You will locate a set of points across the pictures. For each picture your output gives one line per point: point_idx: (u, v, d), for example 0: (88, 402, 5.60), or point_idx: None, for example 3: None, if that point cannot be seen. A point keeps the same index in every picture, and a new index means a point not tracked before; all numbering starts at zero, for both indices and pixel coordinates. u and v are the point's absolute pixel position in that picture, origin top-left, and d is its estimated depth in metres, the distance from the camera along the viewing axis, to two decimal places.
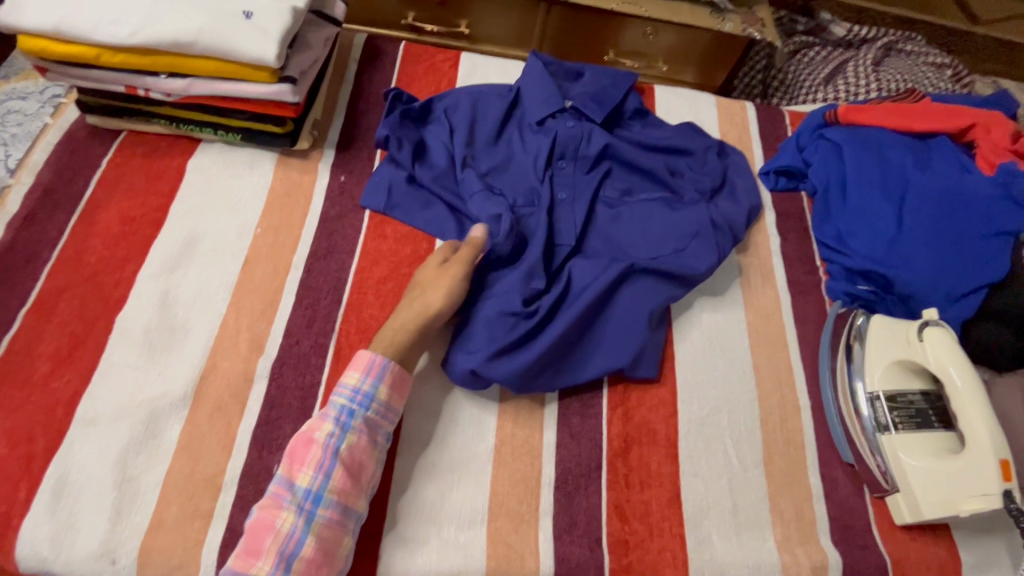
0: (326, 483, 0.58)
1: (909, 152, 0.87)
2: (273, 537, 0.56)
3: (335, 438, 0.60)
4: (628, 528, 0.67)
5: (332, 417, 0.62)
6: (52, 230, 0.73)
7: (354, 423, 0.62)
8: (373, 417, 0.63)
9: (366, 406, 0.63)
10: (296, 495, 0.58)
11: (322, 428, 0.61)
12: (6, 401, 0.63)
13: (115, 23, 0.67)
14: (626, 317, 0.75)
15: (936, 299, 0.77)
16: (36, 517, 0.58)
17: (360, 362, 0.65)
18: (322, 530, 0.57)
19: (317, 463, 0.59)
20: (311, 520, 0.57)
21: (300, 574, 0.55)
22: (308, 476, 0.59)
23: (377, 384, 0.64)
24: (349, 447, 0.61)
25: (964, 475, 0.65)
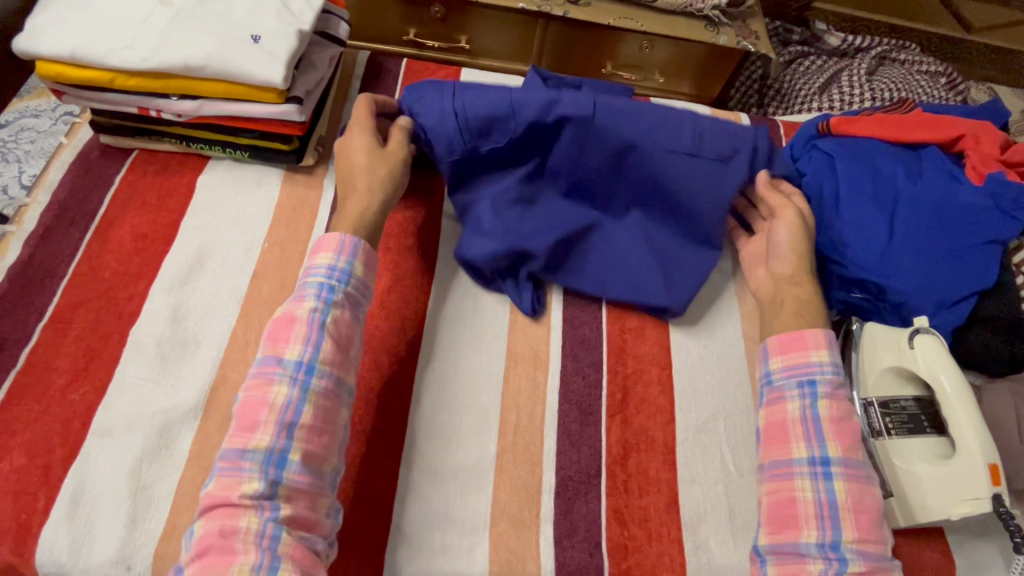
0: (316, 354, 0.61)
1: (900, 162, 0.89)
2: (269, 410, 0.59)
3: (318, 313, 0.64)
4: (627, 533, 0.69)
5: (311, 295, 0.65)
6: (68, 247, 0.76)
7: (335, 297, 0.65)
8: (352, 292, 0.67)
9: (344, 281, 0.67)
10: (287, 368, 0.61)
11: (303, 306, 0.64)
12: (25, 413, 0.65)
13: (128, 50, 0.70)
14: (627, 258, 0.82)
15: (928, 306, 0.79)
16: (54, 525, 0.60)
17: (330, 244, 0.68)
18: (319, 399, 0.60)
19: (304, 337, 0.62)
20: (307, 389, 0.60)
21: (303, 439, 0.58)
22: (297, 349, 0.61)
23: (351, 262, 0.68)
24: (334, 320, 0.64)
25: (957, 479, 0.67)
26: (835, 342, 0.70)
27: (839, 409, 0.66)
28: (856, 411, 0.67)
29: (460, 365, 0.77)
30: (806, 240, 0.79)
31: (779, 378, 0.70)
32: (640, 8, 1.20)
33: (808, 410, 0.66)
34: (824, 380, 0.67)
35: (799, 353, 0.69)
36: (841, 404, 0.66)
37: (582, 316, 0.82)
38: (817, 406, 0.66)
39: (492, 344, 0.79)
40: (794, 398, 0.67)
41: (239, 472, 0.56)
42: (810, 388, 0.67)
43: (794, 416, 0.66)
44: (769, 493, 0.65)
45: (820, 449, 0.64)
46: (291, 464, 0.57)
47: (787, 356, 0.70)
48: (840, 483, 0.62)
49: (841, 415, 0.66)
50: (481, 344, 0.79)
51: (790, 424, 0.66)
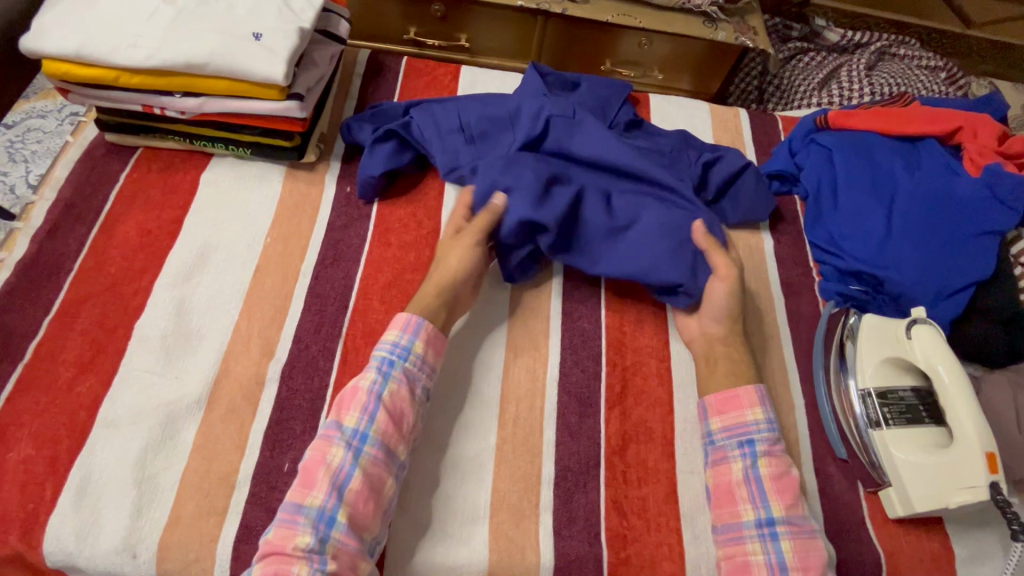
0: (370, 424, 0.64)
1: (898, 155, 0.89)
2: (325, 470, 0.61)
3: (378, 385, 0.66)
4: (626, 523, 0.69)
5: (374, 368, 0.68)
6: (74, 243, 0.77)
7: (394, 372, 0.67)
8: (412, 369, 0.68)
9: (405, 358, 0.68)
10: (345, 433, 0.63)
11: (366, 377, 0.67)
12: (32, 405, 0.66)
13: (133, 47, 0.71)
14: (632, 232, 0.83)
15: (925, 298, 0.79)
16: (62, 514, 0.61)
17: (398, 321, 0.71)
18: (369, 466, 0.62)
19: (363, 407, 0.65)
20: (359, 456, 0.62)
21: (351, 503, 0.60)
22: (356, 418, 0.64)
23: (414, 340, 0.70)
24: (391, 394, 0.66)
25: (954, 467, 0.67)
26: (766, 397, 0.73)
27: (777, 466, 0.68)
28: (793, 467, 0.69)
29: (461, 358, 0.77)
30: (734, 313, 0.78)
31: (721, 438, 0.72)
32: (639, 5, 1.20)
33: (749, 471, 0.68)
34: (762, 439, 0.70)
35: (735, 412, 0.71)
36: (779, 460, 0.69)
37: (580, 309, 0.82)
38: (757, 465, 0.68)
39: (491, 337, 0.79)
40: (736, 458, 0.69)
41: (294, 525, 0.59)
42: (750, 447, 0.69)
43: (738, 478, 0.68)
44: (724, 558, 0.65)
45: (765, 510, 0.66)
46: (340, 524, 0.59)
47: (726, 415, 0.72)
48: (785, 543, 0.64)
49: (780, 472, 0.68)
50: (481, 337, 0.79)
51: (736, 486, 0.68)
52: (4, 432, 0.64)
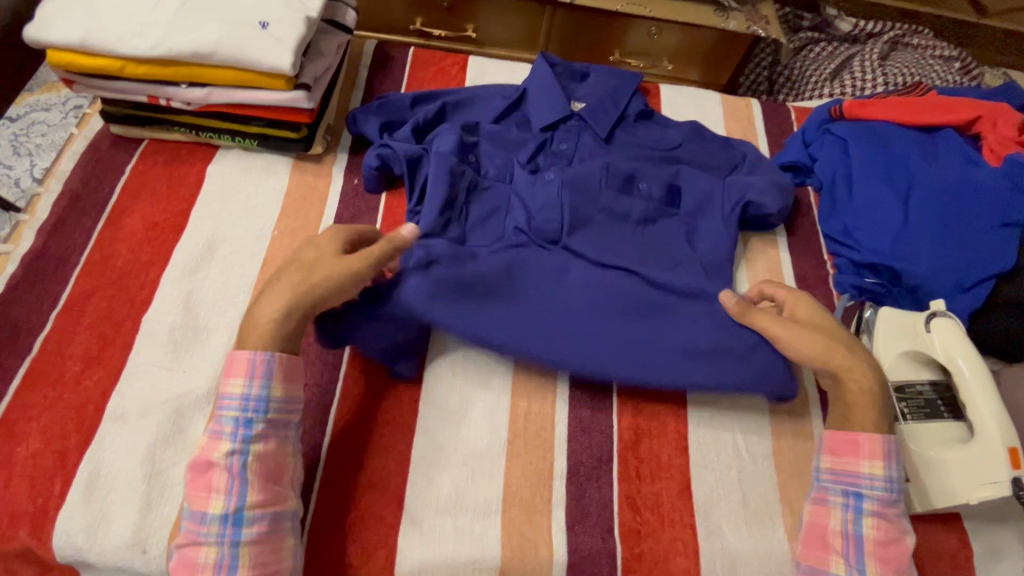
0: (242, 502, 0.58)
1: (915, 145, 0.87)
2: (201, 572, 0.56)
3: (238, 456, 0.59)
4: (639, 519, 0.68)
5: (226, 436, 0.60)
6: (80, 236, 0.76)
7: (253, 433, 0.60)
8: (273, 418, 0.61)
9: (261, 411, 0.60)
10: (211, 524, 0.57)
11: (218, 451, 0.59)
12: (40, 399, 0.65)
13: (138, 37, 0.70)
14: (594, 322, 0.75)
15: (945, 289, 0.78)
16: (70, 510, 0.61)
17: (237, 369, 0.61)
18: (251, 548, 0.57)
19: (225, 488, 0.58)
20: (238, 542, 0.57)
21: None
22: (221, 502, 0.58)
23: (267, 385, 0.61)
24: (257, 457, 0.59)
25: (975, 463, 0.66)
26: (893, 452, 0.66)
27: (887, 531, 0.63)
28: (905, 533, 0.64)
29: (471, 352, 0.76)
30: (805, 343, 0.70)
31: (825, 479, 0.67)
32: None
33: (849, 525, 0.64)
34: (873, 497, 0.64)
35: (850, 459, 0.66)
36: (890, 524, 0.64)
37: None
38: (861, 523, 0.64)
39: None
40: (837, 507, 0.65)
41: None
42: (855, 501, 0.65)
43: (835, 528, 0.65)
44: None
45: (860, 572, 0.62)
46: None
47: (837, 458, 0.67)
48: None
49: (888, 538, 0.63)
50: None
51: (830, 535, 0.65)
52: (13, 427, 0.64)
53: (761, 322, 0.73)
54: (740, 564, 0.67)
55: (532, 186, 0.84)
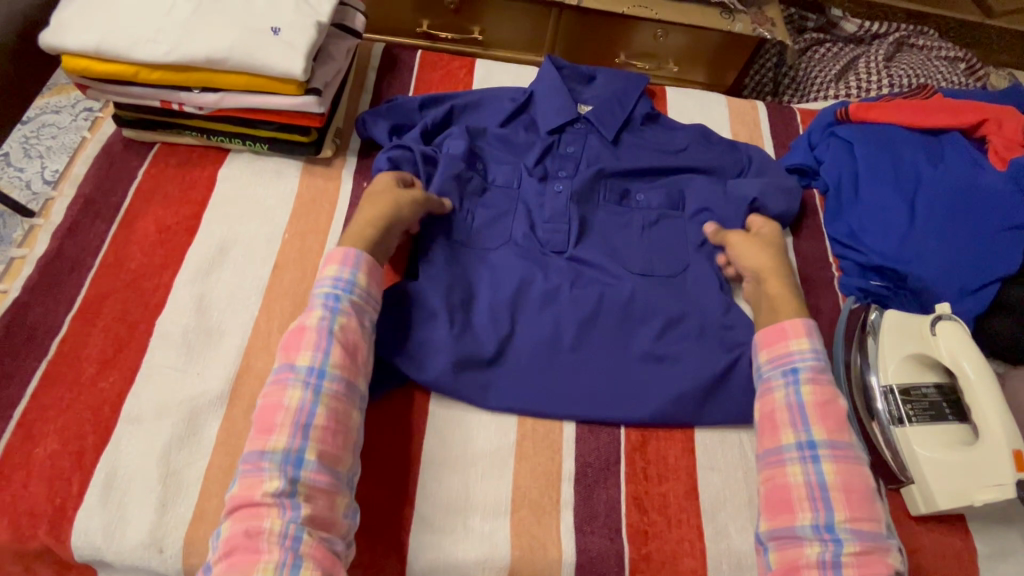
0: (327, 359, 0.63)
1: (921, 148, 0.88)
2: (284, 413, 0.61)
3: (327, 321, 0.65)
4: (647, 519, 0.69)
5: (319, 305, 0.67)
6: (94, 239, 0.77)
7: (341, 305, 0.67)
8: (358, 300, 0.68)
9: (350, 291, 0.68)
10: (300, 373, 0.63)
11: (312, 315, 0.66)
12: (57, 401, 0.67)
13: (152, 43, 0.71)
14: (595, 366, 0.75)
15: (950, 293, 0.78)
16: (89, 509, 0.62)
17: (335, 257, 0.70)
18: (331, 401, 0.62)
19: (315, 344, 0.64)
20: (319, 392, 0.62)
21: (317, 440, 0.60)
22: (309, 355, 0.64)
23: (355, 271, 0.69)
24: (342, 327, 0.66)
25: (979, 465, 0.67)
26: (814, 330, 0.71)
27: (822, 394, 0.66)
28: (840, 395, 0.67)
29: None
30: (763, 262, 0.78)
31: (768, 370, 0.71)
32: None
33: (792, 397, 0.67)
34: (807, 366, 0.68)
35: (780, 343, 0.70)
36: (825, 387, 0.67)
37: None
38: (801, 392, 0.67)
39: None
40: (779, 386, 0.68)
41: (259, 473, 0.58)
42: (793, 375, 0.68)
43: (780, 404, 0.67)
44: (765, 479, 0.65)
45: (807, 434, 0.65)
46: (308, 462, 0.58)
47: (772, 348, 0.71)
48: (828, 465, 0.63)
49: (825, 399, 0.66)
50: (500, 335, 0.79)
51: (777, 412, 0.67)
52: (31, 428, 0.65)
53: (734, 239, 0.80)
54: (747, 565, 0.68)
55: (541, 217, 0.84)
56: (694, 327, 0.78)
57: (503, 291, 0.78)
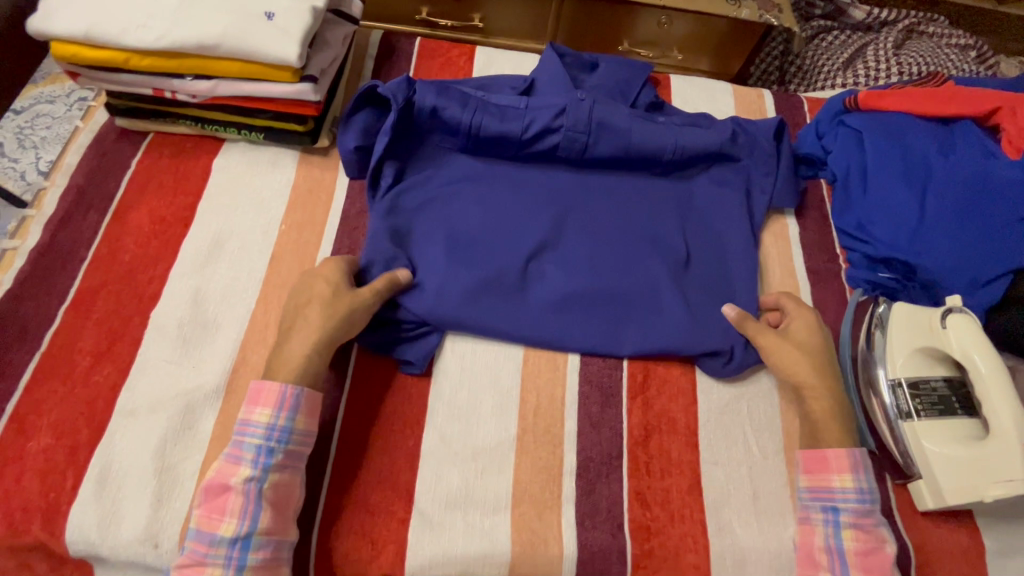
0: (253, 527, 0.58)
1: (932, 138, 0.85)
2: None
3: (254, 482, 0.59)
4: (650, 515, 0.68)
5: (247, 460, 0.60)
6: (88, 230, 0.76)
7: (273, 460, 0.61)
8: (294, 449, 0.62)
9: (284, 440, 0.62)
10: (220, 547, 0.58)
11: (237, 474, 0.60)
12: (51, 394, 0.66)
13: (142, 28, 0.69)
14: (600, 331, 0.76)
15: (961, 285, 0.77)
16: (83, 504, 0.61)
17: (268, 397, 0.63)
18: (255, 574, 0.58)
19: (241, 511, 0.58)
20: (242, 567, 0.57)
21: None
22: (232, 525, 0.58)
23: (292, 416, 0.63)
24: (273, 485, 0.60)
25: (989, 461, 0.65)
26: (860, 463, 0.67)
27: (865, 542, 0.64)
28: (885, 541, 0.65)
29: (479, 347, 0.76)
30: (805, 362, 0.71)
31: (805, 498, 0.68)
32: None
33: (832, 540, 0.65)
34: (848, 508, 0.65)
35: (822, 476, 0.67)
36: (868, 534, 0.64)
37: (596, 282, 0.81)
38: (841, 535, 0.65)
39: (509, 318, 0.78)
40: (819, 522, 0.66)
41: None
42: (833, 515, 0.65)
43: (819, 544, 0.65)
44: None
45: None
46: None
47: (812, 476, 0.68)
48: None
49: (867, 548, 0.64)
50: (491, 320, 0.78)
51: (817, 552, 0.65)
52: (24, 422, 0.64)
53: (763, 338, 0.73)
54: (750, 560, 0.67)
55: (533, 183, 0.85)
56: (695, 321, 0.76)
57: (508, 255, 0.78)
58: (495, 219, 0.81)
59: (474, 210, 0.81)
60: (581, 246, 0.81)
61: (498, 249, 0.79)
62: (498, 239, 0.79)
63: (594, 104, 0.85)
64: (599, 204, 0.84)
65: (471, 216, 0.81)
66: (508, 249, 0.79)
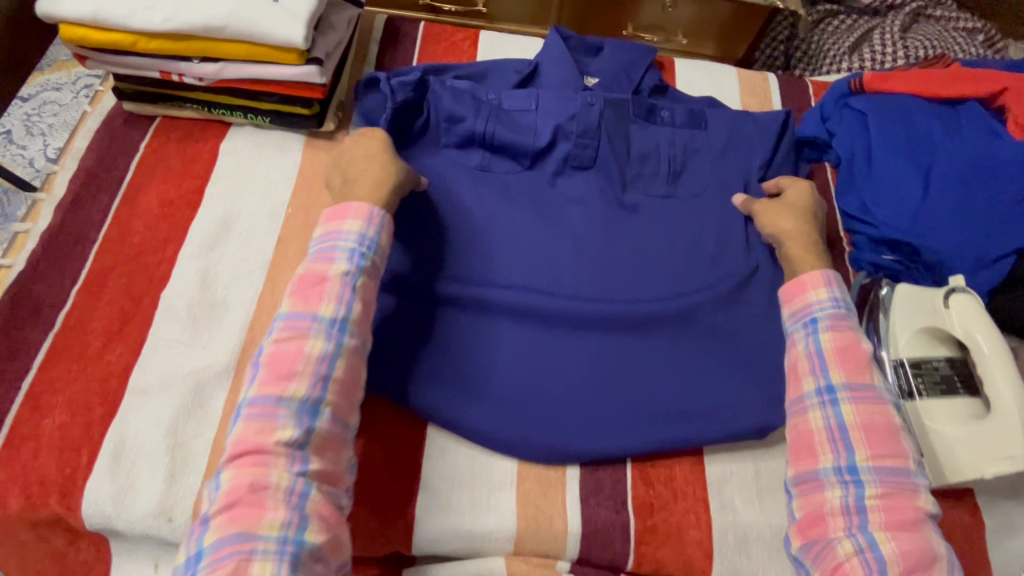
0: (349, 314, 0.62)
1: (937, 118, 0.85)
2: (304, 362, 0.59)
3: (351, 276, 0.63)
4: (653, 492, 0.69)
5: (341, 257, 0.64)
6: (97, 212, 0.77)
7: (365, 261, 0.65)
8: (379, 258, 0.67)
9: (373, 247, 0.66)
10: (320, 324, 0.61)
11: (335, 267, 0.64)
12: (65, 372, 0.67)
13: (150, 10, 0.70)
14: (590, 386, 0.71)
15: (965, 266, 0.77)
16: (97, 479, 0.62)
17: (359, 209, 0.67)
18: (348, 357, 0.61)
19: (337, 298, 0.62)
20: (340, 347, 0.61)
21: (334, 393, 0.60)
22: (331, 308, 0.61)
23: (377, 231, 0.67)
24: (364, 284, 0.64)
25: (990, 437, 0.66)
26: (835, 280, 0.69)
27: (843, 339, 0.65)
28: (862, 339, 0.66)
29: None
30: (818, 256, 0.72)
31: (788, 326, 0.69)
32: None
33: (812, 345, 0.65)
34: (825, 315, 0.66)
35: (800, 297, 0.68)
36: (845, 333, 0.65)
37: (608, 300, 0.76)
38: (820, 339, 0.65)
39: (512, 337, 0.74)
40: (800, 337, 0.67)
41: (272, 419, 0.57)
42: (813, 326, 0.66)
43: (801, 354, 0.66)
44: (789, 428, 0.65)
45: (826, 379, 0.63)
46: (323, 415, 0.58)
47: (792, 304, 0.69)
48: (847, 407, 0.62)
49: (846, 344, 0.65)
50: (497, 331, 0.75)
51: (798, 362, 0.66)
52: (39, 400, 0.65)
53: (762, 207, 0.77)
54: (752, 537, 0.68)
55: (543, 196, 0.81)
56: None
57: (511, 268, 0.76)
58: (489, 250, 0.77)
59: (480, 223, 0.78)
60: (592, 265, 0.77)
61: (505, 266, 0.76)
62: (504, 254, 0.77)
63: (605, 109, 0.83)
64: (609, 216, 0.80)
65: (464, 240, 0.77)
66: (517, 267, 0.76)
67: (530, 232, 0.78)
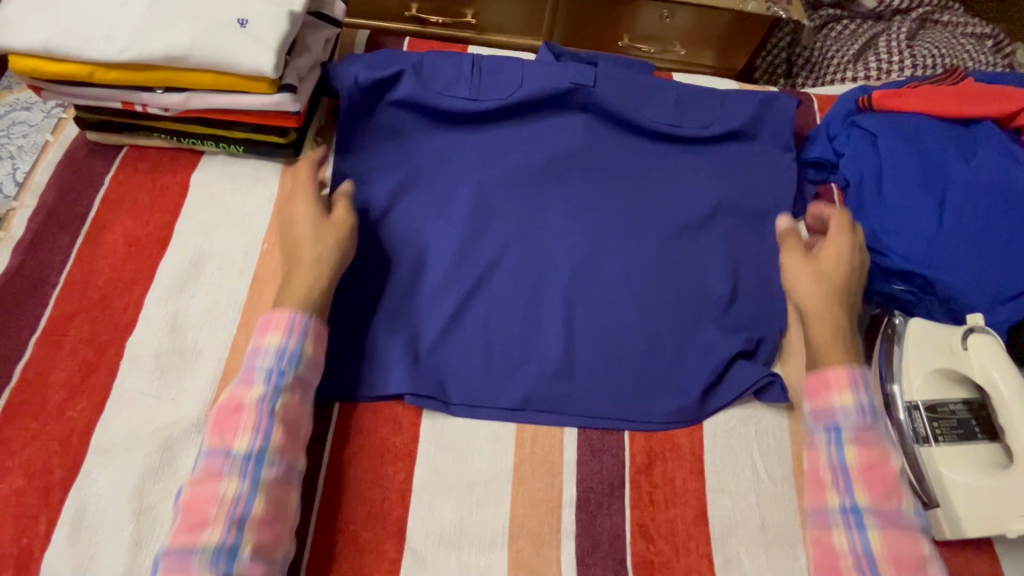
0: (266, 444, 0.56)
1: (952, 141, 0.80)
2: (218, 505, 0.53)
3: (266, 401, 0.57)
4: (653, 548, 0.65)
5: (258, 381, 0.58)
6: (59, 253, 0.72)
7: (284, 382, 0.59)
8: (303, 374, 0.61)
9: (294, 364, 0.60)
10: (234, 462, 0.55)
11: (250, 393, 0.58)
12: (22, 432, 0.62)
13: (106, 40, 0.65)
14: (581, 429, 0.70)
15: (983, 303, 0.73)
16: (56, 550, 0.58)
17: (277, 322, 0.61)
18: (270, 487, 0.55)
19: (254, 426, 0.56)
20: (257, 481, 0.54)
21: (255, 530, 0.53)
22: (246, 441, 0.55)
23: (300, 342, 0.61)
24: (284, 405, 0.58)
25: (1011, 492, 0.62)
26: (866, 380, 0.61)
27: (872, 455, 0.58)
28: (891, 453, 0.59)
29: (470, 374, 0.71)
30: (830, 280, 0.68)
31: (809, 424, 0.63)
32: None
33: (836, 460, 0.59)
34: (851, 424, 0.59)
35: (825, 399, 0.61)
36: (874, 446, 0.58)
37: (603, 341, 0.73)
38: (843, 454, 0.59)
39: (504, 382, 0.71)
40: (822, 444, 0.60)
41: (186, 569, 0.50)
42: (836, 434, 0.60)
43: (823, 465, 0.59)
44: (812, 544, 0.59)
45: (850, 498, 0.57)
46: (243, 557, 0.52)
47: (816, 401, 0.62)
48: (875, 534, 0.55)
49: (873, 461, 0.58)
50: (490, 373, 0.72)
51: (822, 472, 0.59)
52: None
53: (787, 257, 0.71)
54: None
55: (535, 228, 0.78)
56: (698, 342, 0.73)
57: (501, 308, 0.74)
58: (477, 290, 0.74)
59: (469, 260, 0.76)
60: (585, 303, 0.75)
61: (495, 307, 0.74)
62: (493, 292, 0.75)
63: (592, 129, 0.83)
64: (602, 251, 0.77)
65: (466, 243, 0.76)
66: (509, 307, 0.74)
67: (521, 270, 0.76)
